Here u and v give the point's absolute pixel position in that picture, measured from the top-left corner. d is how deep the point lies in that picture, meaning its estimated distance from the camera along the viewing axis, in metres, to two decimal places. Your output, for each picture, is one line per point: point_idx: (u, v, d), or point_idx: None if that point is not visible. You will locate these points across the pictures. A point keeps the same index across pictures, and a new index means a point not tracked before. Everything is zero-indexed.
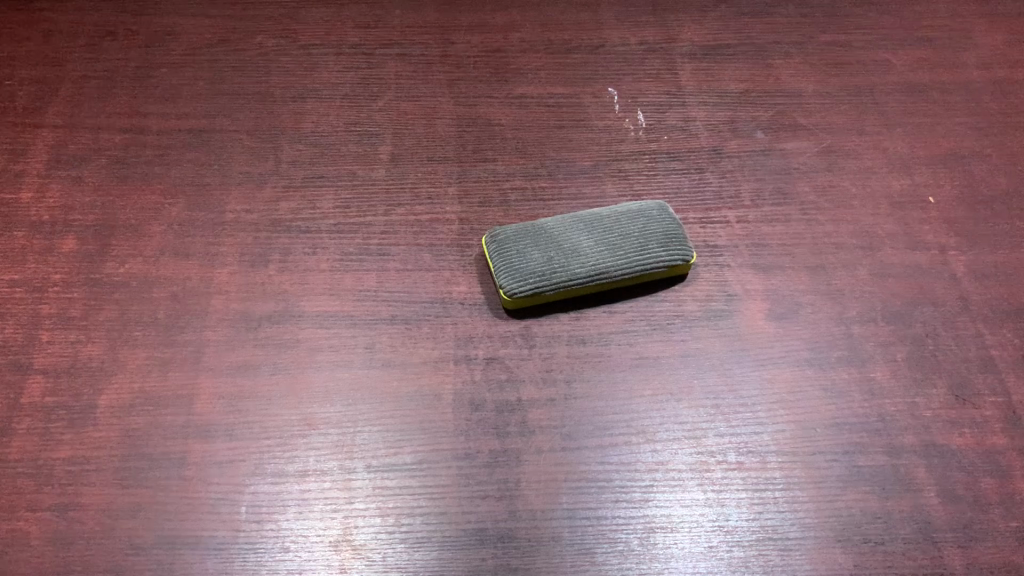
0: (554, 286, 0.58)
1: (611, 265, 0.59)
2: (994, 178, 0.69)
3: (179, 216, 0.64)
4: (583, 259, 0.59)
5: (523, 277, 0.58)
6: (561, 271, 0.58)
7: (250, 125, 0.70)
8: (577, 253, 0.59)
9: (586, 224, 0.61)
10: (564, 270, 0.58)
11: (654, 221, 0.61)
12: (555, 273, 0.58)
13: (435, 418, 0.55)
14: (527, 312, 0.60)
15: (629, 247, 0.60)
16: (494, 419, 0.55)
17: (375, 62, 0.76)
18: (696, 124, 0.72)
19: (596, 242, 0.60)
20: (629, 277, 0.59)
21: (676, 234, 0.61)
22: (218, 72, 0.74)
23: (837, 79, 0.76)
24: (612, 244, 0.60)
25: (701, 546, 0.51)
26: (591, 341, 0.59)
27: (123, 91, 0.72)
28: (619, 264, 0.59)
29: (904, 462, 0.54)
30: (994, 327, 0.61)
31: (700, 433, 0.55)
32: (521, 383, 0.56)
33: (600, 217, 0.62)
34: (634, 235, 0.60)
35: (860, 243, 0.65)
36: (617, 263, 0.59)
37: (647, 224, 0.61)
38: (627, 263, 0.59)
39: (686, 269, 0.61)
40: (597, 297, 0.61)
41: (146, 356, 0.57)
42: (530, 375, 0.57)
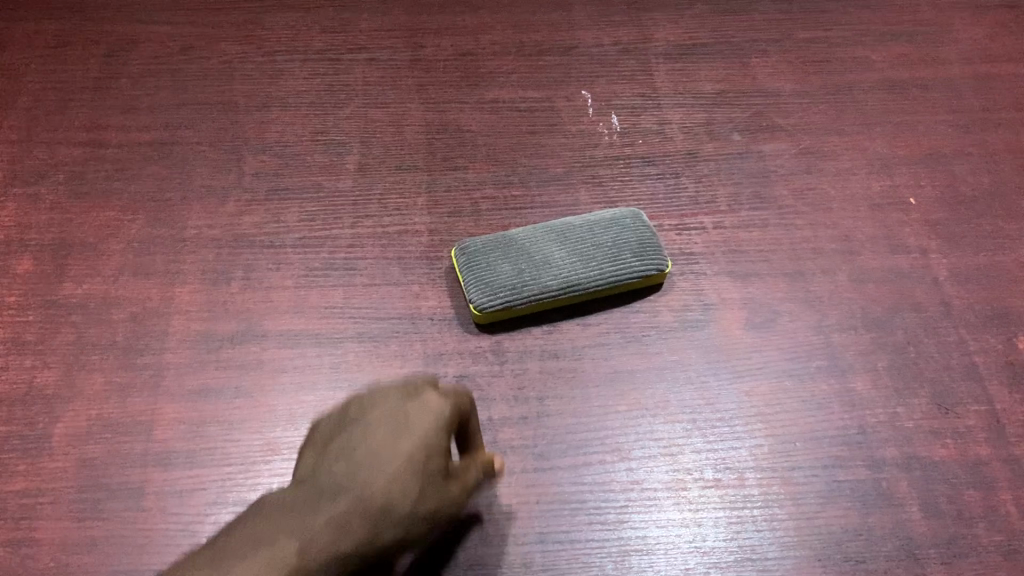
0: (524, 300, 0.56)
1: (583, 276, 0.57)
2: (976, 177, 0.68)
3: (139, 233, 0.63)
4: (554, 271, 0.57)
5: (492, 291, 0.56)
6: (532, 284, 0.56)
7: (213, 136, 0.68)
8: (549, 264, 0.57)
9: (558, 234, 0.59)
10: (535, 283, 0.56)
11: (628, 230, 0.60)
12: (526, 286, 0.56)
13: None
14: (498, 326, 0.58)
15: (602, 257, 0.58)
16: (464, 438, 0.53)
17: (342, 67, 0.74)
18: (671, 126, 0.71)
19: (568, 253, 0.58)
20: (602, 288, 0.58)
21: (650, 242, 0.60)
22: (181, 81, 0.72)
23: (816, 77, 0.74)
24: (584, 254, 0.58)
25: (678, 567, 0.50)
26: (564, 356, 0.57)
27: (82, 103, 0.70)
28: (591, 275, 0.57)
29: (886, 476, 0.53)
30: (977, 332, 0.59)
31: (675, 449, 0.54)
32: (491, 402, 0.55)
33: (572, 227, 0.60)
34: (607, 244, 0.59)
35: (839, 248, 0.63)
36: (589, 275, 0.57)
37: (620, 232, 0.60)
38: (599, 274, 0.57)
39: (660, 279, 0.60)
40: (569, 309, 0.59)
41: (104, 381, 0.55)
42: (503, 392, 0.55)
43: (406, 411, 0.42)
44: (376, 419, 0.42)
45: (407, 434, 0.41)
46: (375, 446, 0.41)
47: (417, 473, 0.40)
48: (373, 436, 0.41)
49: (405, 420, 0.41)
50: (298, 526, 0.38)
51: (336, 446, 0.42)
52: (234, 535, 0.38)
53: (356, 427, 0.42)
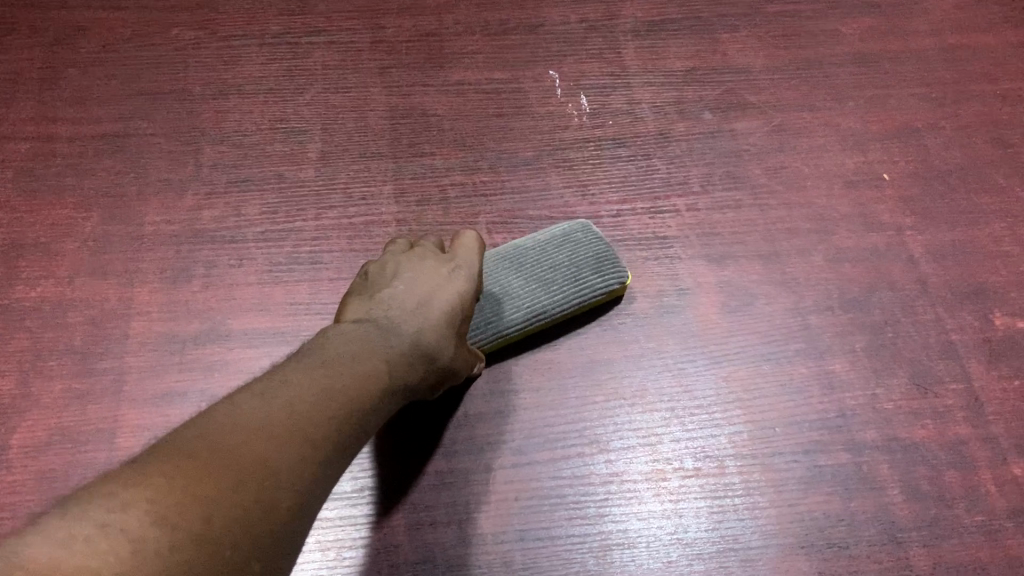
0: (491, 339, 0.53)
1: (548, 303, 0.54)
2: (948, 152, 0.67)
3: (95, 231, 0.60)
4: (516, 303, 0.54)
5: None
6: (496, 321, 0.54)
7: (169, 127, 0.66)
8: (509, 296, 0.54)
9: (512, 259, 0.56)
10: (500, 319, 0.54)
11: (583, 244, 0.57)
12: (491, 324, 0.53)
13: (387, 442, 0.52)
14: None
15: (563, 279, 0.55)
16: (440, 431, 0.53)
17: (301, 52, 0.71)
18: (642, 106, 0.69)
19: (527, 280, 0.55)
20: (566, 310, 0.55)
21: (607, 254, 0.57)
22: (132, 70, 0.69)
23: (787, 52, 0.72)
24: (544, 278, 0.55)
25: (660, 561, 0.49)
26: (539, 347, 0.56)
27: (28, 96, 0.67)
28: (556, 301, 0.55)
29: (867, 459, 0.53)
30: (954, 310, 0.59)
31: (655, 439, 0.53)
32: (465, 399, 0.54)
33: (525, 249, 0.57)
34: (565, 264, 0.56)
35: (814, 228, 0.62)
36: (554, 301, 0.55)
37: (576, 248, 0.57)
38: (564, 299, 0.55)
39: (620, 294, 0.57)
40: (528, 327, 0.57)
41: (63, 388, 0.54)
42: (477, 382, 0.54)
43: (449, 270, 0.47)
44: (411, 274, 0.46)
45: (456, 287, 0.46)
46: (425, 295, 0.44)
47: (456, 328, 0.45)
48: (425, 289, 0.45)
49: (447, 269, 0.47)
50: (367, 369, 0.39)
51: (377, 296, 0.44)
52: (304, 368, 0.38)
53: (395, 279, 0.45)
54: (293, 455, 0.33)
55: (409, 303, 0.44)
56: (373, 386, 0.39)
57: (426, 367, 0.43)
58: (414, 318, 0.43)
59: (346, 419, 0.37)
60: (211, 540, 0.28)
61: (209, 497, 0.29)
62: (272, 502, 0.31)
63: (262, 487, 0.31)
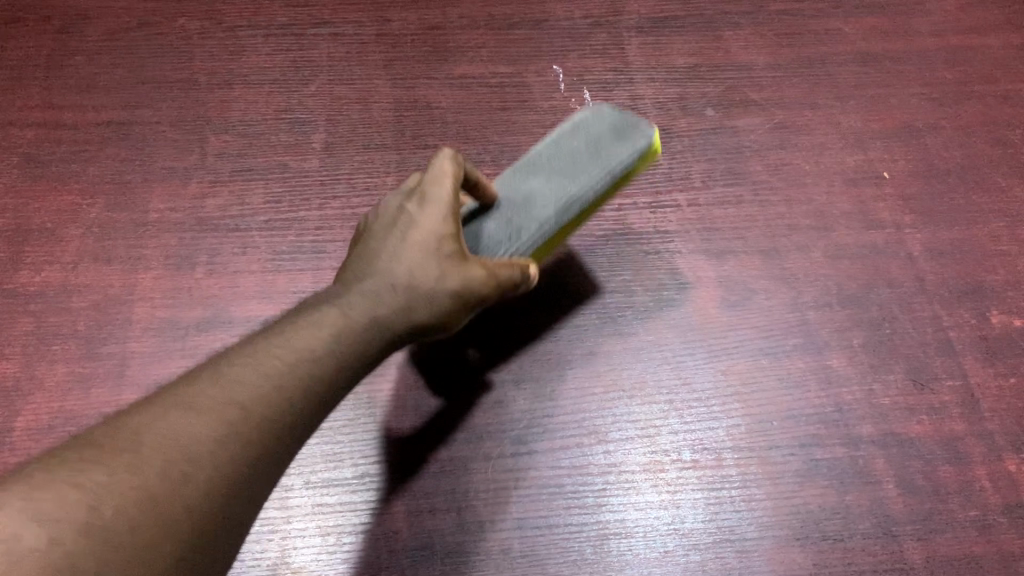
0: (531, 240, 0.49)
1: (574, 189, 0.51)
2: (948, 151, 0.67)
3: (99, 217, 0.61)
4: (543, 201, 0.50)
5: (495, 242, 0.49)
6: (529, 223, 0.50)
7: (174, 116, 0.66)
8: (533, 199, 0.51)
9: (528, 168, 0.53)
10: (531, 219, 0.50)
11: (590, 131, 0.54)
12: (524, 228, 0.49)
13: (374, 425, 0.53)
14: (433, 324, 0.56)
15: (583, 164, 0.52)
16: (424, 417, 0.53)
17: (306, 43, 0.71)
18: (644, 102, 0.69)
19: (545, 181, 0.52)
20: (598, 186, 0.51)
21: (618, 129, 0.54)
22: (138, 59, 0.69)
23: (790, 50, 0.72)
24: (563, 172, 0.52)
25: (656, 551, 0.50)
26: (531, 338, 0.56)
27: (34, 83, 0.67)
28: (582, 183, 0.51)
29: (863, 453, 0.53)
30: (951, 307, 0.59)
31: (653, 430, 0.54)
32: (444, 382, 0.54)
33: (539, 154, 0.53)
34: (584, 150, 0.53)
35: (814, 224, 0.63)
36: (580, 184, 0.51)
37: (584, 136, 0.54)
38: (590, 179, 0.51)
39: (652, 158, 0.54)
40: (516, 317, 0.57)
41: (66, 372, 0.54)
42: (451, 362, 0.55)
43: (415, 204, 0.45)
44: (382, 227, 0.45)
45: (424, 220, 0.44)
46: (391, 249, 0.44)
47: (435, 255, 0.43)
48: (385, 240, 0.45)
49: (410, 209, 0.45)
50: (325, 328, 0.40)
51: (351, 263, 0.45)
52: (255, 342, 0.39)
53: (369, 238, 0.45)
54: (211, 426, 0.33)
55: (372, 258, 0.44)
56: (333, 346, 0.39)
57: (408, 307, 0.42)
58: (376, 269, 0.43)
59: (287, 383, 0.37)
60: (110, 522, 0.27)
61: (103, 484, 0.28)
62: (185, 477, 0.31)
63: (172, 463, 0.30)
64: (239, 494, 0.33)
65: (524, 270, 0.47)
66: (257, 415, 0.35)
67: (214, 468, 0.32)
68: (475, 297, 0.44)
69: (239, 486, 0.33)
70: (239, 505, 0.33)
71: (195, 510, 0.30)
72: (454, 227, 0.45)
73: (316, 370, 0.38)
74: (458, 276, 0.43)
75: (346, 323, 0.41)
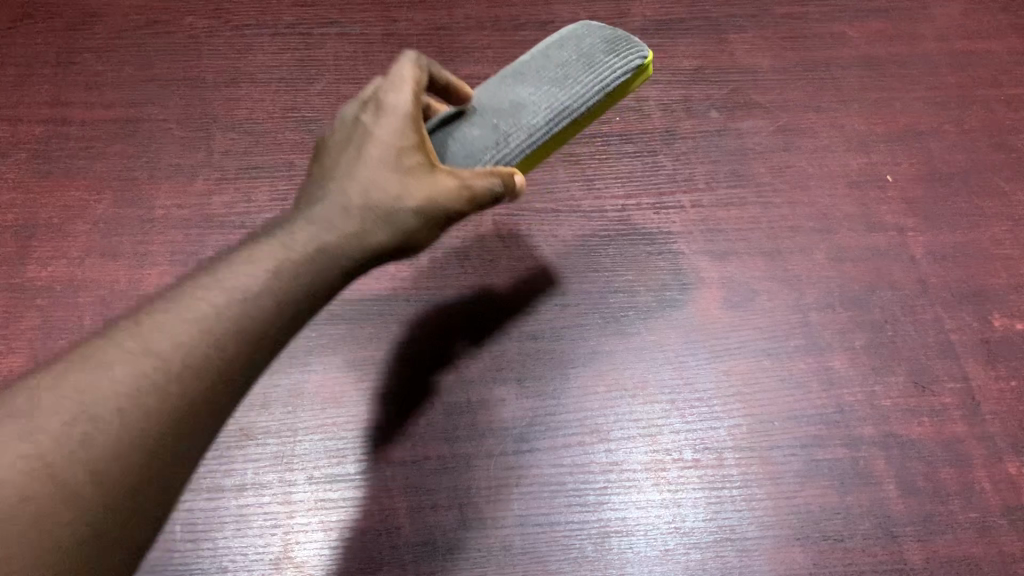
0: (517, 153, 0.47)
1: (568, 100, 0.48)
2: (951, 155, 0.67)
3: (106, 213, 0.61)
4: (532, 110, 0.48)
5: (479, 150, 0.47)
6: (516, 133, 0.47)
7: (181, 113, 0.66)
8: (522, 106, 0.48)
9: (513, 76, 0.50)
10: (519, 130, 0.47)
11: (586, 39, 0.51)
12: (510, 139, 0.47)
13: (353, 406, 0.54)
14: (403, 318, 0.57)
15: (577, 73, 0.49)
16: (405, 404, 0.53)
17: (312, 42, 0.71)
18: (649, 103, 0.69)
19: (536, 87, 0.49)
20: (593, 101, 0.49)
21: (616, 39, 0.51)
22: (145, 57, 0.69)
23: (794, 53, 0.73)
24: (556, 79, 0.49)
25: (657, 549, 0.50)
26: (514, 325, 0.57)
27: (43, 79, 0.68)
28: (577, 95, 0.48)
29: (863, 454, 0.54)
30: (953, 310, 0.60)
31: (655, 430, 0.54)
32: (420, 369, 0.55)
33: (525, 63, 0.50)
34: (574, 58, 0.50)
35: (817, 226, 0.63)
36: (574, 95, 0.48)
37: (580, 43, 0.51)
38: (584, 91, 0.49)
39: (644, 76, 0.51)
40: (493, 304, 0.58)
41: None
42: (428, 348, 0.56)
43: (371, 115, 0.44)
44: (342, 143, 0.44)
45: (386, 134, 0.43)
46: (351, 165, 0.43)
47: (395, 167, 0.43)
48: (340, 157, 0.44)
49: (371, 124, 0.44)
50: (278, 254, 0.39)
51: (310, 185, 0.44)
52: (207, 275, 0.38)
53: (329, 157, 0.44)
54: (130, 376, 0.34)
55: (327, 178, 0.43)
56: (287, 275, 0.39)
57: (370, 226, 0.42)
58: (330, 190, 0.42)
59: (219, 328, 0.36)
60: None
61: None
62: (87, 437, 0.32)
63: (74, 424, 0.32)
64: (163, 447, 0.34)
65: (501, 180, 0.44)
66: (180, 363, 0.35)
67: (123, 423, 0.33)
68: (441, 211, 0.43)
69: (162, 438, 0.34)
70: (163, 458, 0.34)
71: (99, 474, 0.32)
72: (416, 134, 0.44)
73: (254, 313, 0.37)
74: (423, 188, 0.42)
75: (287, 255, 0.40)
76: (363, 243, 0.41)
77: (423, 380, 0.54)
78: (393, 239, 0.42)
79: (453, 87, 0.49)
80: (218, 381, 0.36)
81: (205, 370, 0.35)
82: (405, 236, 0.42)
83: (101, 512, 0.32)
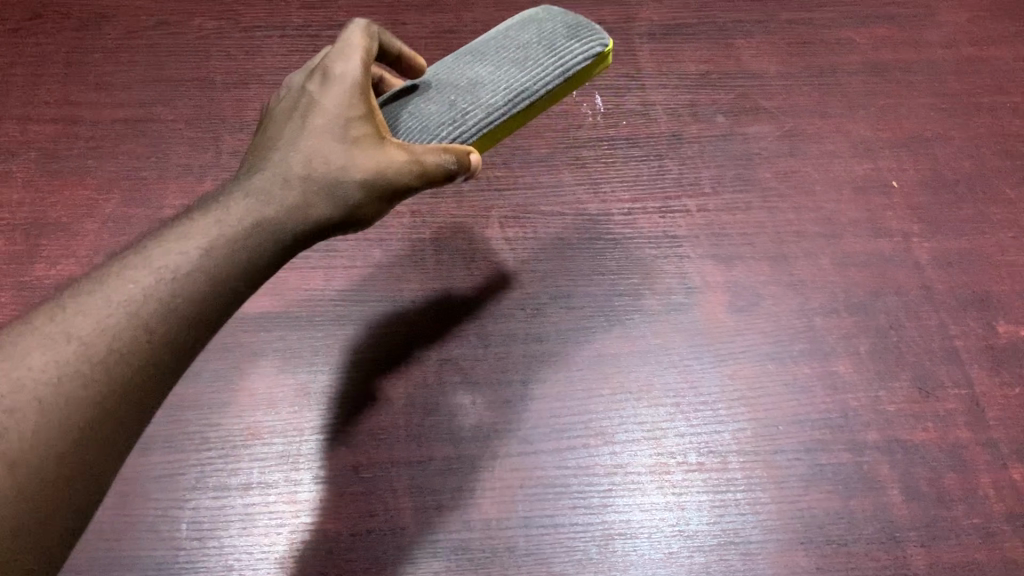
0: (473, 127, 0.46)
1: (526, 79, 0.47)
2: (957, 161, 0.68)
3: (114, 212, 0.62)
4: (489, 87, 0.47)
5: (436, 125, 0.46)
6: (473, 109, 0.46)
7: (190, 114, 0.67)
8: (480, 84, 0.47)
9: (472, 56, 0.49)
10: (476, 105, 0.46)
11: (546, 24, 0.51)
12: (467, 114, 0.46)
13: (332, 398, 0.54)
14: (385, 316, 0.57)
15: (537, 55, 0.49)
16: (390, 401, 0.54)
17: (321, 44, 0.72)
18: (655, 107, 0.69)
19: (495, 67, 0.48)
20: (553, 83, 0.48)
21: (577, 25, 0.50)
22: (155, 57, 0.70)
23: (801, 59, 0.73)
24: (516, 60, 0.48)
25: (661, 552, 0.50)
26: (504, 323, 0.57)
27: (53, 79, 0.68)
28: (535, 75, 0.48)
29: (868, 459, 0.54)
30: (958, 316, 0.60)
31: (659, 433, 0.54)
32: (399, 365, 0.55)
33: (485, 45, 0.50)
34: (535, 41, 0.49)
35: (823, 232, 0.63)
36: (533, 75, 0.48)
37: (540, 28, 0.50)
38: (543, 71, 0.48)
39: (604, 65, 0.51)
40: (476, 302, 0.58)
41: None
42: (406, 340, 0.56)
43: (317, 83, 0.44)
44: (287, 113, 0.43)
45: (330, 105, 0.42)
46: (294, 136, 0.42)
47: (339, 137, 0.42)
48: (284, 126, 0.43)
49: (318, 93, 0.43)
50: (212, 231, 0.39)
51: (254, 155, 0.43)
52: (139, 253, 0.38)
53: (273, 126, 0.43)
54: (50, 364, 0.34)
55: (269, 147, 0.42)
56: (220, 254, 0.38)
57: (310, 201, 0.41)
58: (271, 160, 0.41)
59: (145, 312, 0.36)
60: None
61: None
62: (5, 429, 0.32)
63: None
64: (87, 431, 0.34)
65: (455, 158, 0.43)
66: (105, 348, 0.35)
67: (42, 411, 0.33)
68: (388, 183, 0.42)
69: (89, 423, 0.34)
70: (86, 444, 0.34)
71: (21, 463, 0.32)
72: (362, 103, 0.43)
73: (184, 295, 0.37)
74: (369, 159, 0.41)
75: (222, 232, 0.39)
76: (305, 216, 0.41)
77: (411, 377, 0.55)
78: (336, 212, 0.41)
79: (406, 57, 0.50)
80: (144, 364, 0.36)
81: (129, 352, 0.35)
82: (350, 208, 0.41)
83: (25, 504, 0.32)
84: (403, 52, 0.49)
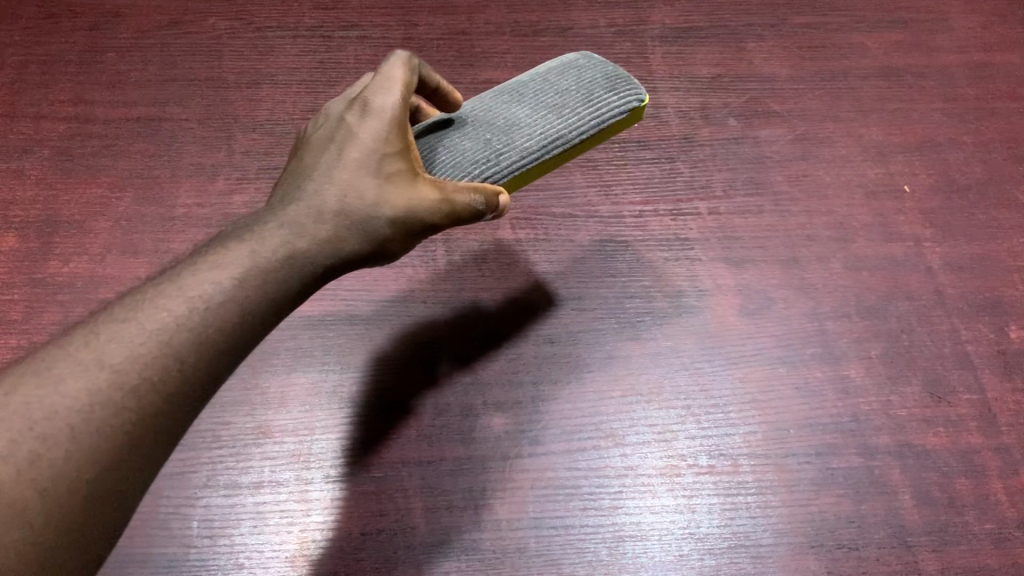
0: (507, 168, 0.47)
1: (563, 126, 0.48)
2: (969, 166, 0.67)
3: (126, 211, 0.62)
4: (525, 131, 0.48)
5: (470, 162, 0.46)
6: (507, 151, 0.47)
7: (203, 113, 0.67)
8: (517, 127, 0.48)
9: (513, 99, 0.50)
10: (510, 148, 0.47)
11: (586, 71, 0.52)
12: (501, 155, 0.47)
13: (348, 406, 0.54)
14: (399, 320, 0.57)
15: (575, 102, 0.50)
16: (403, 404, 0.54)
17: (333, 45, 0.72)
18: (666, 109, 0.70)
19: (533, 111, 0.49)
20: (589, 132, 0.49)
21: (616, 75, 0.52)
22: (168, 57, 0.70)
23: (813, 63, 0.73)
24: (554, 106, 0.49)
25: (671, 554, 0.50)
26: (516, 328, 0.57)
27: (66, 77, 0.69)
28: (572, 122, 0.49)
29: (879, 463, 0.54)
30: (970, 322, 0.60)
31: (669, 435, 0.54)
32: (416, 376, 0.55)
33: (526, 89, 0.51)
34: (573, 89, 0.50)
35: (834, 235, 0.63)
36: (569, 123, 0.49)
37: (580, 74, 0.51)
38: (580, 120, 0.49)
39: (637, 118, 0.52)
40: (490, 310, 0.58)
41: None
42: (424, 351, 0.56)
43: (355, 115, 0.44)
44: (325, 144, 0.44)
45: (368, 139, 0.43)
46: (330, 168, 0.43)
47: (374, 172, 0.42)
48: (320, 156, 0.43)
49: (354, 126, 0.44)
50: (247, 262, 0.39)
51: (288, 182, 0.43)
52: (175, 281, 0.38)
53: (309, 156, 0.44)
54: (82, 391, 0.33)
55: (305, 176, 0.43)
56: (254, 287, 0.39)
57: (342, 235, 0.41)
58: (306, 190, 0.42)
59: (177, 340, 0.36)
60: None
61: None
62: (36, 457, 0.32)
63: (23, 442, 0.32)
64: (114, 461, 0.34)
65: (483, 198, 0.44)
66: (137, 377, 0.35)
67: (73, 439, 0.33)
68: (418, 220, 0.43)
69: (117, 451, 0.34)
70: (116, 471, 0.34)
71: (50, 493, 0.32)
72: (399, 140, 0.44)
73: (216, 325, 0.37)
74: (402, 197, 0.42)
75: (255, 261, 0.39)
76: (337, 249, 0.41)
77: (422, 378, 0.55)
78: (367, 246, 0.42)
79: (443, 90, 0.49)
80: (174, 392, 0.36)
81: (161, 382, 0.35)
82: (380, 242, 0.42)
83: (51, 533, 0.31)
84: (440, 86, 0.49)
